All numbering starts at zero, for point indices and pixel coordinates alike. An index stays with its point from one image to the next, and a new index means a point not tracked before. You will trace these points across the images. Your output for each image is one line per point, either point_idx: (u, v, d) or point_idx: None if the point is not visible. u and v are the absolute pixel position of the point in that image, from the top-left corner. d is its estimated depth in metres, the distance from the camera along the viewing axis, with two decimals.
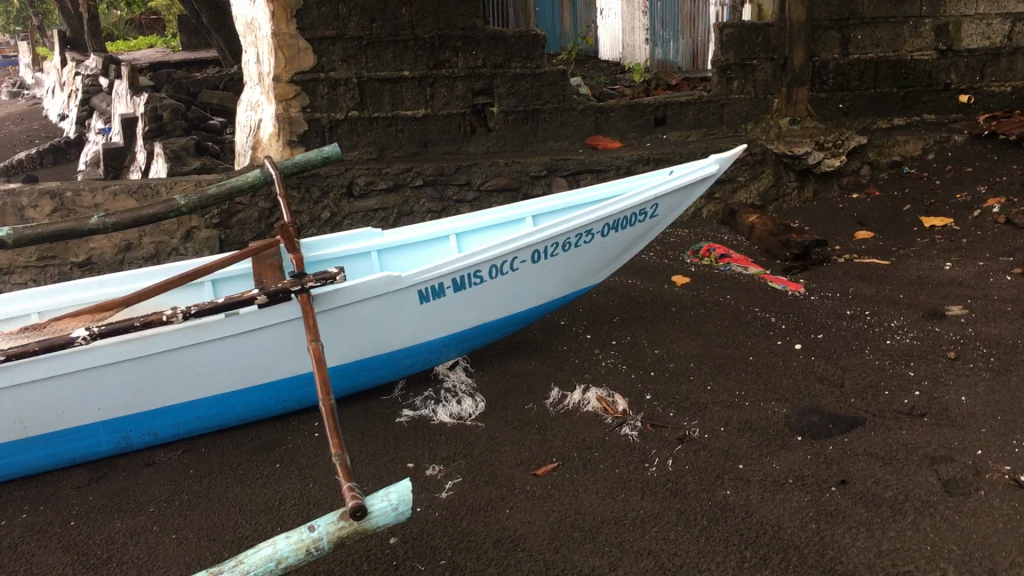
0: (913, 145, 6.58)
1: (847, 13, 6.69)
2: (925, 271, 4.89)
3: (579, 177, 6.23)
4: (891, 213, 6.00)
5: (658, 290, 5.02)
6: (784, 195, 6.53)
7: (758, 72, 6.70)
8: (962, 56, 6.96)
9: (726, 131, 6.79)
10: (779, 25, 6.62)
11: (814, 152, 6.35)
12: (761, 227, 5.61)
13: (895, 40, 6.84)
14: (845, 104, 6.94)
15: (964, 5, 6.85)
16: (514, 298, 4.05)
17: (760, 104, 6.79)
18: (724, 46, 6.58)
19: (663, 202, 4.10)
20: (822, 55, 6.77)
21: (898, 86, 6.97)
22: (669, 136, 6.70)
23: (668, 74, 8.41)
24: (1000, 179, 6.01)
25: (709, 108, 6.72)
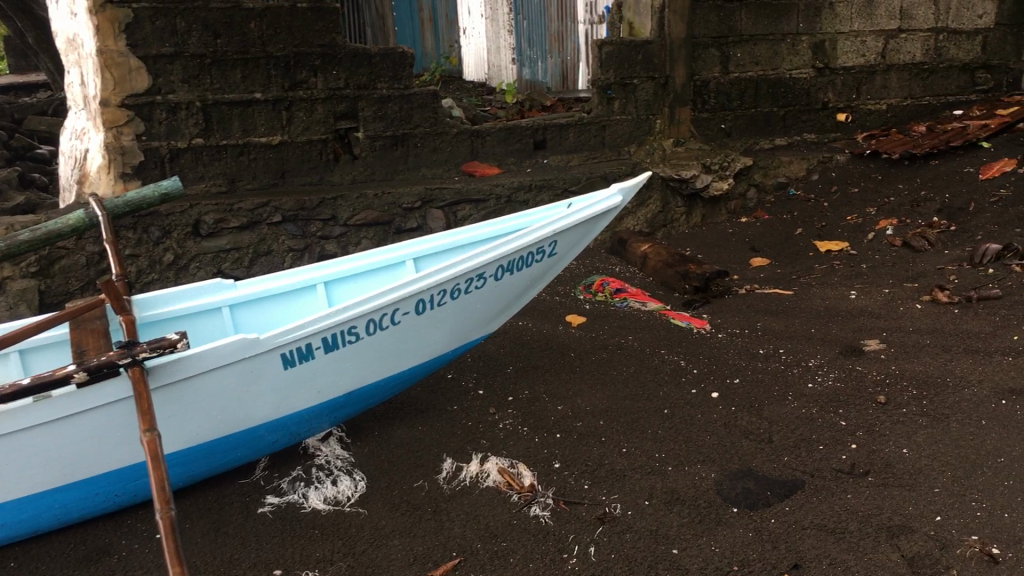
0: (798, 166, 6.40)
1: (725, 30, 6.45)
2: (831, 300, 4.60)
3: (456, 208, 5.71)
4: (784, 238, 5.73)
5: (552, 332, 4.55)
6: (672, 221, 6.18)
7: (639, 92, 6.36)
8: (838, 74, 6.86)
9: (608, 155, 6.42)
10: (659, 42, 6.31)
11: (701, 176, 6.07)
12: (654, 257, 5.25)
13: (773, 57, 6.65)
14: (727, 124, 6.68)
15: (839, 23, 6.73)
16: (396, 356, 3.48)
17: (641, 125, 6.45)
18: (603, 64, 6.21)
19: (562, 239, 3.63)
20: (703, 74, 6.50)
21: (779, 106, 6.80)
22: (549, 161, 6.26)
23: (542, 96, 8.03)
24: (888, 199, 5.84)
25: (590, 130, 6.33)
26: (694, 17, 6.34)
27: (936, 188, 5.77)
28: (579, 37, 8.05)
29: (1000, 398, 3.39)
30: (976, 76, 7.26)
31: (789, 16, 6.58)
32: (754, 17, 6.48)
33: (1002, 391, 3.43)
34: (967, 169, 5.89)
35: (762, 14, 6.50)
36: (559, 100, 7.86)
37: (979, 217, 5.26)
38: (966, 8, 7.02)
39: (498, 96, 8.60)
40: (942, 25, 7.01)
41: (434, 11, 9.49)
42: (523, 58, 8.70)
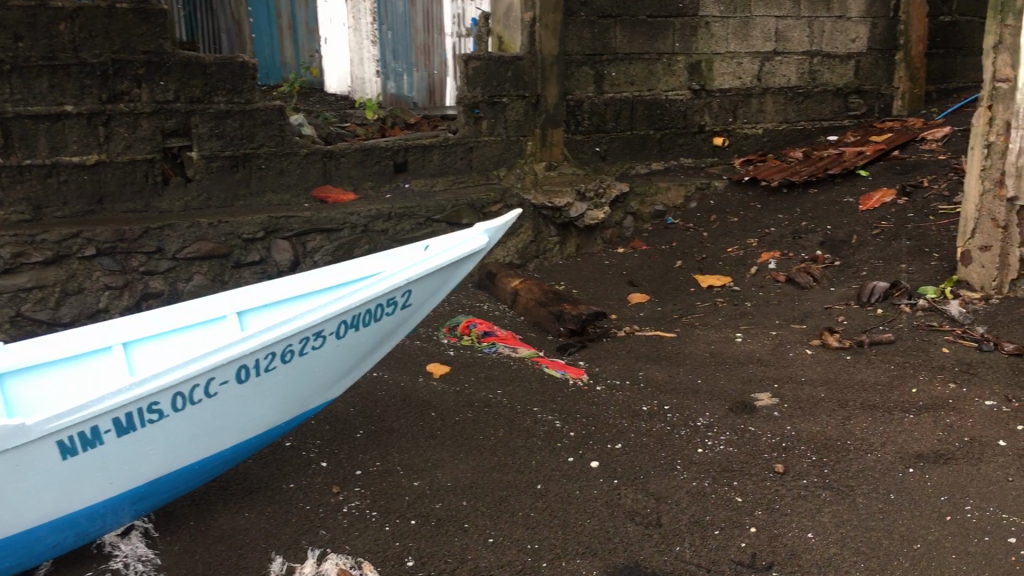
0: (676, 193, 6.06)
1: (599, 47, 6.07)
2: (717, 344, 4.22)
3: (305, 239, 5.08)
4: (663, 271, 5.36)
5: (411, 386, 3.99)
6: (545, 252, 5.72)
7: (508, 112, 5.89)
8: (714, 97, 6.58)
9: (476, 179, 5.91)
10: (530, 58, 5.87)
11: (576, 203, 5.64)
12: (526, 295, 4.78)
13: (649, 77, 6.31)
14: (602, 148, 6.28)
15: (715, 43, 6.46)
16: (214, 435, 2.84)
17: (512, 147, 5.98)
18: (470, 81, 5.72)
19: (417, 289, 3.09)
20: (576, 93, 6.09)
21: (655, 128, 6.44)
22: (412, 185, 5.71)
23: (406, 113, 7.47)
24: (769, 229, 5.57)
25: (456, 152, 5.81)
26: (566, 32, 5.94)
27: (817, 219, 5.52)
28: (446, 52, 7.81)
29: (907, 465, 3.04)
30: (849, 101, 7.15)
31: (664, 35, 6.26)
32: (628, 34, 6.13)
33: (909, 456, 3.09)
34: (847, 198, 5.68)
35: (637, 32, 6.16)
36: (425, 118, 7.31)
37: (862, 250, 5.02)
38: (839, 32, 6.92)
39: (359, 112, 7.95)
40: (817, 49, 6.85)
41: (294, 17, 8.69)
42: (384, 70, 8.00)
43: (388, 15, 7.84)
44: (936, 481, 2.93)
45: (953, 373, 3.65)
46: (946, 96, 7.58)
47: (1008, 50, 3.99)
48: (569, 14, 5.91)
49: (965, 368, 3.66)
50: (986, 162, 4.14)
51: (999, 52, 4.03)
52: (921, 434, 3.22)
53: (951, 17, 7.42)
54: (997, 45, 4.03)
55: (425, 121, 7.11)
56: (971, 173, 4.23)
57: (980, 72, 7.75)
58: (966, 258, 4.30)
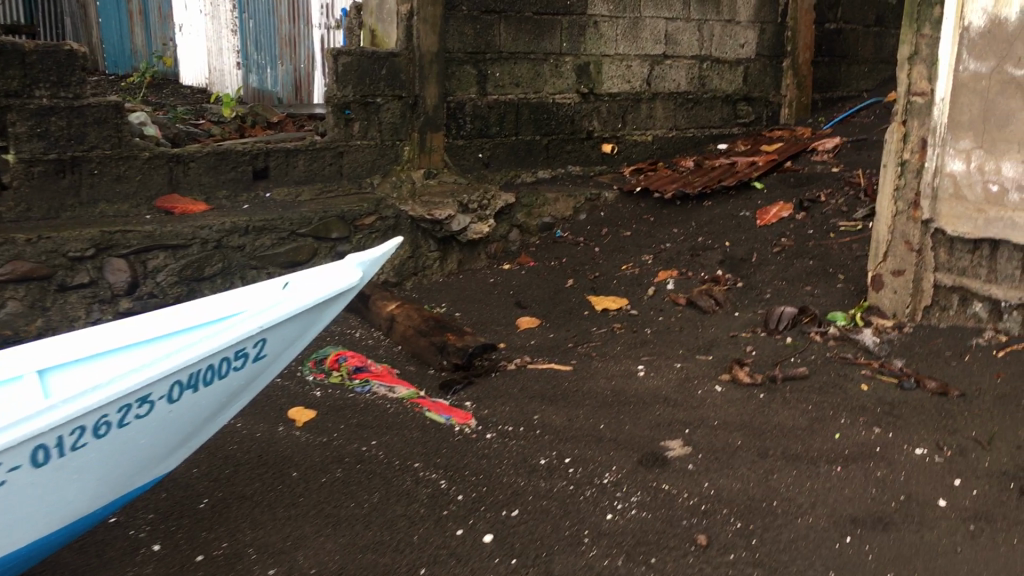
0: (564, 204, 5.63)
1: (482, 45, 5.58)
2: (618, 380, 3.80)
3: (145, 257, 4.37)
4: (553, 291, 4.92)
5: (270, 438, 3.39)
6: (424, 269, 5.18)
7: (383, 113, 5.34)
8: (603, 101, 6.20)
9: (347, 187, 5.32)
10: (407, 54, 5.33)
11: (458, 216, 5.14)
12: (404, 322, 4.25)
13: (535, 79, 5.86)
14: (485, 154, 5.79)
15: (604, 44, 6.07)
16: (2, 536, 2.17)
17: (386, 153, 5.42)
18: (340, 78, 5.14)
19: (273, 339, 2.52)
20: (457, 95, 5.59)
21: (541, 134, 6.00)
22: (273, 194, 5.07)
23: (268, 109, 6.77)
24: (663, 246, 5.21)
25: (324, 157, 5.21)
26: (446, 27, 5.43)
27: (714, 235, 5.20)
28: (311, 43, 6.87)
29: (842, 533, 2.67)
30: (738, 108, 6.90)
31: (551, 34, 5.84)
32: (513, 32, 5.68)
33: (843, 521, 2.73)
34: (743, 212, 5.39)
35: (522, 30, 5.70)
36: (290, 117, 6.65)
37: (763, 270, 4.71)
38: (728, 36, 6.65)
39: (217, 107, 7.23)
40: (706, 53, 6.57)
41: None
42: (247, 63, 7.40)
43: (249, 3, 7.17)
44: (878, 553, 2.57)
45: (876, 415, 3.33)
46: (832, 105, 7.45)
47: (924, 62, 3.76)
48: (450, 8, 5.41)
49: (888, 408, 3.35)
50: (900, 181, 3.89)
51: (914, 63, 3.79)
52: (853, 492, 2.87)
53: (835, 25, 7.29)
54: (912, 56, 3.80)
55: (291, 120, 6.45)
56: (884, 193, 3.97)
57: (864, 82, 7.66)
58: (877, 283, 4.03)
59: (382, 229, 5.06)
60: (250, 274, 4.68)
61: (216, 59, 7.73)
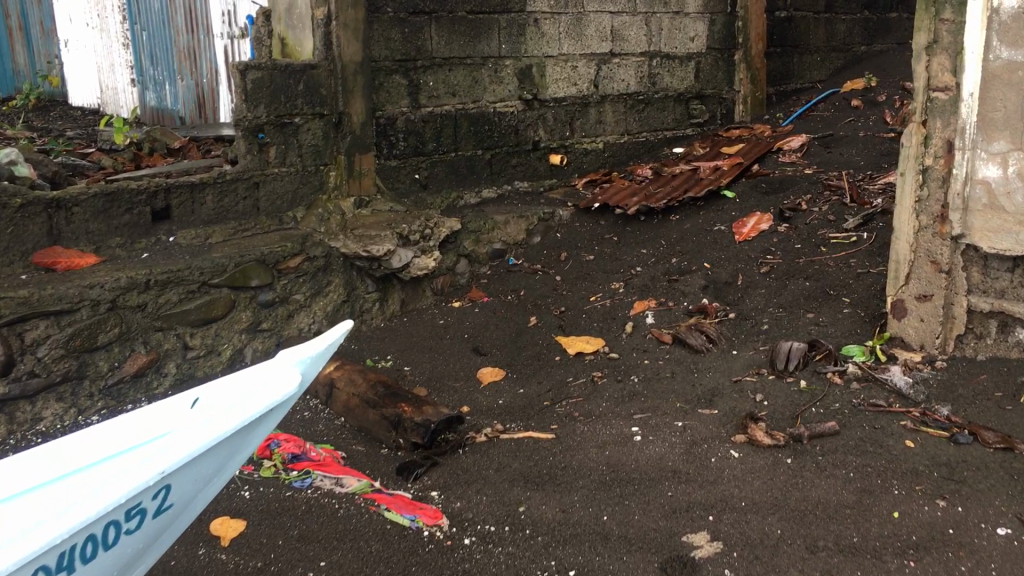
0: (515, 227, 4.98)
1: (412, 51, 4.91)
2: (611, 448, 3.16)
3: (22, 328, 3.52)
4: (515, 334, 4.26)
5: (188, 567, 2.63)
6: (362, 314, 4.46)
7: (303, 135, 4.60)
8: (548, 107, 5.56)
9: (265, 224, 4.56)
10: (326, 65, 4.61)
11: (398, 250, 4.43)
12: (346, 389, 3.54)
13: (474, 87, 5.20)
14: (422, 174, 5.09)
15: (546, 44, 5.44)
16: None
17: (309, 180, 4.68)
18: (251, 97, 4.38)
19: (180, 482, 1.79)
20: (387, 109, 4.89)
21: (483, 148, 5.33)
22: (177, 238, 4.28)
23: (167, 131, 5.94)
24: (634, 270, 4.60)
25: (236, 190, 4.44)
26: (370, 32, 4.73)
27: (690, 255, 4.61)
28: (214, 55, 6.01)
29: None
30: (690, 107, 6.34)
31: (488, 34, 5.18)
32: (446, 35, 5.01)
33: None
34: (717, 227, 4.81)
35: (456, 32, 5.04)
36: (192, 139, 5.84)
37: (753, 295, 4.14)
38: (677, 29, 6.08)
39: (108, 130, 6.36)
40: (655, 49, 5.98)
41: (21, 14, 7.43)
42: (144, 79, 6.52)
43: (141, 13, 6.32)
44: None
45: (935, 481, 2.76)
46: (786, 99, 6.96)
47: (945, 52, 3.19)
48: (373, 10, 4.72)
49: (946, 472, 2.79)
50: (922, 192, 3.33)
51: (934, 54, 3.22)
52: None
53: (786, 13, 6.79)
54: (931, 45, 3.22)
55: (194, 144, 5.64)
56: (902, 207, 3.40)
57: (816, 72, 7.19)
58: (898, 311, 3.47)
59: (312, 271, 4.31)
60: (155, 339, 3.87)
61: (110, 78, 6.86)
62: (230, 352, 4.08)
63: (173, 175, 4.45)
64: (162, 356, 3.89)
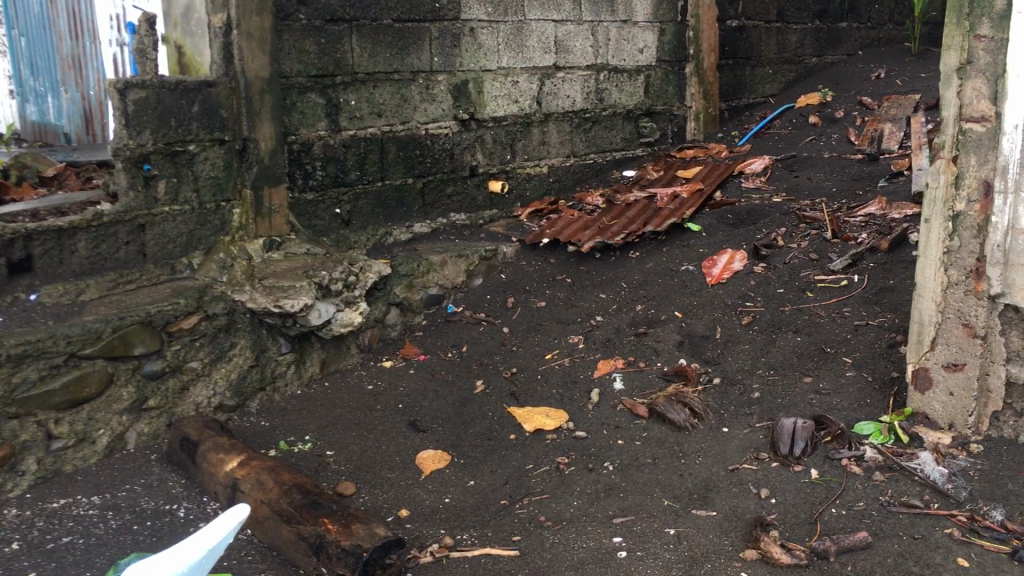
0: (453, 268, 4.32)
1: (330, 65, 4.22)
2: (592, 569, 2.52)
3: None
4: (459, 403, 3.58)
5: None
6: (274, 380, 3.73)
7: (199, 165, 3.88)
8: (487, 128, 4.91)
9: (153, 273, 3.79)
10: (227, 82, 3.88)
11: (317, 303, 3.71)
12: (253, 494, 2.81)
13: (403, 106, 4.53)
14: (343, 208, 4.38)
15: (484, 56, 4.80)
16: None
17: (208, 219, 3.93)
18: (133, 122, 3.64)
19: None
20: (302, 133, 4.17)
21: (414, 175, 4.64)
22: (40, 295, 3.47)
23: (43, 154, 5.09)
24: (594, 320, 3.98)
25: (118, 233, 3.67)
26: (279, 43, 4.03)
27: (657, 303, 4.00)
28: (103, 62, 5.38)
29: None
30: (641, 125, 5.75)
31: (418, 46, 4.52)
32: (369, 46, 4.34)
33: None
34: (685, 266, 4.23)
35: (381, 43, 4.37)
36: (74, 163, 5.01)
37: (735, 352, 3.56)
38: (625, 40, 5.49)
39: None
40: (602, 62, 5.38)
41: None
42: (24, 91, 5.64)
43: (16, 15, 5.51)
44: None
45: None
46: (738, 115, 6.44)
47: (981, 75, 2.64)
48: (282, 17, 4.02)
49: None
50: (952, 242, 2.77)
51: (967, 77, 2.67)
52: None
53: (737, 22, 6.25)
54: (964, 66, 2.67)
55: (72, 171, 4.81)
56: (927, 258, 2.84)
57: (769, 86, 6.69)
58: (921, 382, 2.90)
59: (211, 331, 3.57)
60: (8, 429, 3.08)
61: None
62: (107, 439, 3.30)
63: (36, 215, 3.65)
64: (18, 449, 3.10)
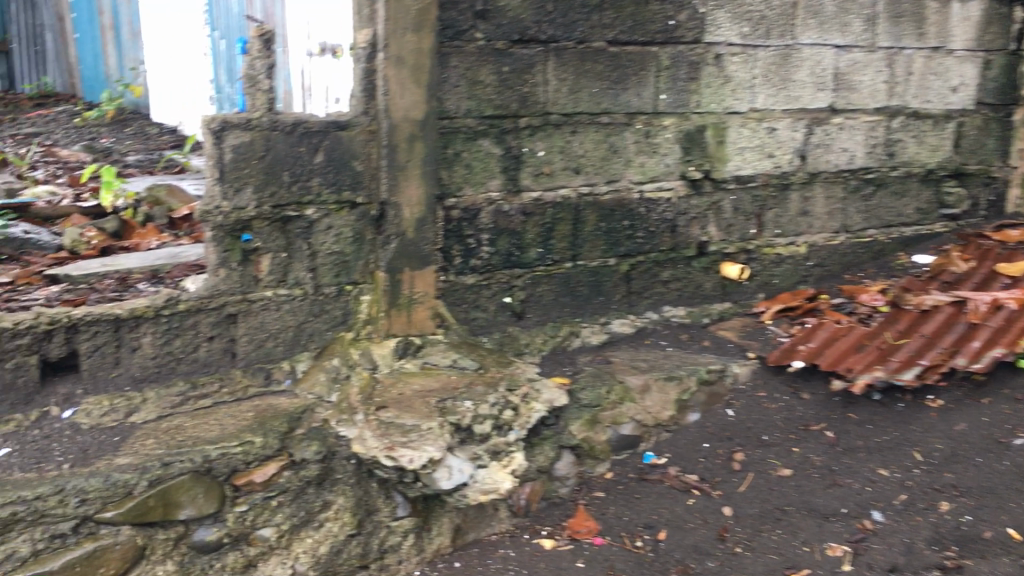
0: (659, 398, 3.03)
1: (513, 103, 3.05)
2: None
3: None
4: None
5: None
6: (382, 555, 2.59)
7: (319, 236, 2.83)
8: (726, 191, 3.57)
9: (240, 382, 2.79)
10: (366, 123, 2.80)
11: (449, 457, 2.54)
12: None
13: (611, 159, 3.29)
14: (514, 296, 3.20)
15: (731, 94, 3.46)
16: None
17: (326, 309, 2.89)
18: (230, 176, 2.66)
19: None
20: (465, 195, 3.04)
21: (619, 254, 3.39)
22: (76, 412, 2.55)
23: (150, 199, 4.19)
24: (869, 521, 2.55)
25: (200, 326, 2.71)
26: (443, 70, 2.90)
27: (977, 507, 2.50)
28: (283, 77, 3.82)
29: None
30: (944, 191, 4.16)
31: (639, 78, 3.26)
32: (570, 77, 3.13)
33: None
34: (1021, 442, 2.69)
35: (588, 73, 3.15)
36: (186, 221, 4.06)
37: None
38: (936, 74, 3.93)
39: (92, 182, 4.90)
40: (898, 104, 3.87)
41: (117, 17, 7.85)
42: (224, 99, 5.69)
43: (220, 18, 5.51)
44: None
45: None
46: None
47: None
48: (451, 35, 2.89)
49: None
50: None
51: None
52: None
53: None
54: None
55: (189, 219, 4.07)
56: None
57: None
58: None
59: (296, 487, 2.51)
60: None
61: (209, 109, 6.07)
62: None
63: (85, 305, 2.83)
64: None
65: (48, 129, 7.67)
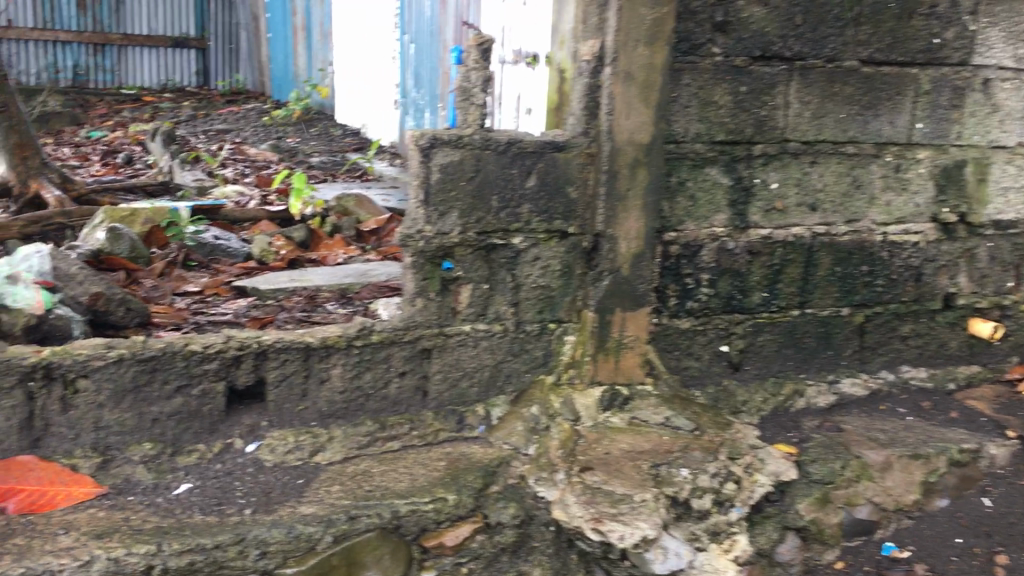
0: (902, 479, 2.59)
1: (748, 128, 2.68)
2: None
3: None
4: None
5: None
6: None
7: (525, 267, 2.55)
8: (983, 237, 3.07)
9: (431, 425, 2.54)
10: (585, 145, 2.50)
11: (665, 537, 2.18)
12: None
13: (853, 196, 2.86)
14: (732, 345, 2.83)
15: (997, 125, 2.97)
16: None
17: (526, 350, 2.61)
18: (436, 198, 2.40)
19: None
20: (686, 229, 2.69)
21: (854, 303, 2.95)
22: (260, 446, 2.35)
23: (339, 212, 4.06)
24: None
25: (392, 360, 2.48)
26: (674, 89, 2.56)
27: None
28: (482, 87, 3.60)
29: None
30: None
31: (894, 104, 2.82)
32: (815, 100, 2.73)
33: None
34: None
35: (835, 96, 2.74)
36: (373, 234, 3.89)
37: None
38: None
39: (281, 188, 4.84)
40: None
41: (309, 18, 7.95)
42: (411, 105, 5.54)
43: (411, 21, 5.39)
44: None
45: None
46: None
47: None
48: (685, 49, 2.55)
49: None
50: None
51: None
52: None
53: None
54: None
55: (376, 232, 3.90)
56: None
57: None
58: None
59: (489, 553, 2.27)
60: None
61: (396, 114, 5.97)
62: None
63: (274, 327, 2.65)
64: None
65: (237, 127, 7.82)
